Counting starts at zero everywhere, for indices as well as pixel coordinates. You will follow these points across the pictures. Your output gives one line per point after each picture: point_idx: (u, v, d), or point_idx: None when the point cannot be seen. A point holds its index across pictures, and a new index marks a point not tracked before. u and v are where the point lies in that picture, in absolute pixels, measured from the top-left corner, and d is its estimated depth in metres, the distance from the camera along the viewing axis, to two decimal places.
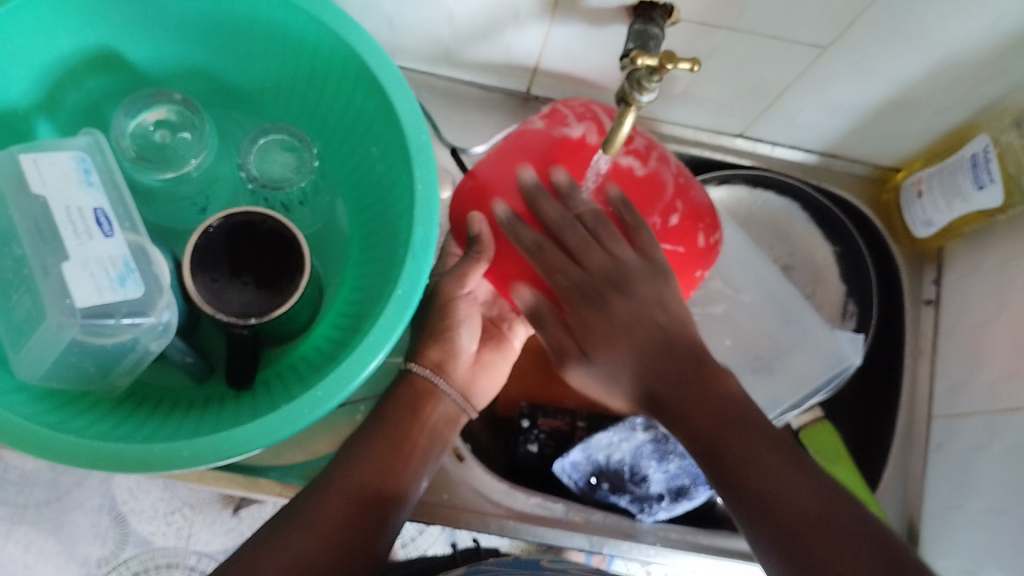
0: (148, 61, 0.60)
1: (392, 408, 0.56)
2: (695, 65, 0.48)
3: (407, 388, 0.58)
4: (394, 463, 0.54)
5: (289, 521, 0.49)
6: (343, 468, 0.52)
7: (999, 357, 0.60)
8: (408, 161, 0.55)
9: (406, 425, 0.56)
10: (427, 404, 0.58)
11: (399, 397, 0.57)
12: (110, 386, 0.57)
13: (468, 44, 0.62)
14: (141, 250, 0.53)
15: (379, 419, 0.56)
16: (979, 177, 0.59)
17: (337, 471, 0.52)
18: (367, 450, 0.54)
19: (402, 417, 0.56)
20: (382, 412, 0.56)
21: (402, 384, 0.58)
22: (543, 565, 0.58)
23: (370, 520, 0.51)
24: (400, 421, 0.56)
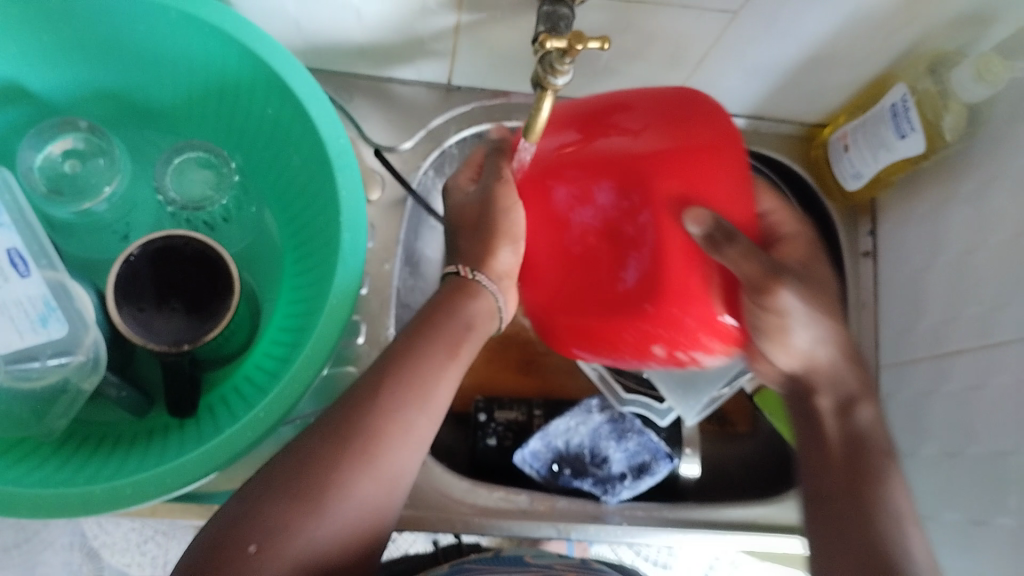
0: (51, 89, 0.58)
1: (430, 323, 0.51)
2: (605, 43, 0.47)
3: (444, 298, 0.52)
4: (431, 381, 0.50)
5: (313, 444, 0.46)
6: (377, 390, 0.48)
7: (939, 301, 0.61)
8: (330, 166, 0.54)
9: (450, 338, 0.51)
10: (463, 308, 0.52)
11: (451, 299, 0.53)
12: (48, 430, 0.54)
13: (382, 41, 0.61)
14: (62, 288, 0.52)
15: (418, 336, 0.51)
16: (900, 127, 0.59)
17: (371, 389, 0.48)
18: (409, 364, 0.49)
19: (451, 326, 0.51)
20: (438, 319, 0.51)
21: (460, 288, 0.53)
22: (527, 561, 0.58)
23: (393, 448, 0.47)
24: (444, 331, 0.51)
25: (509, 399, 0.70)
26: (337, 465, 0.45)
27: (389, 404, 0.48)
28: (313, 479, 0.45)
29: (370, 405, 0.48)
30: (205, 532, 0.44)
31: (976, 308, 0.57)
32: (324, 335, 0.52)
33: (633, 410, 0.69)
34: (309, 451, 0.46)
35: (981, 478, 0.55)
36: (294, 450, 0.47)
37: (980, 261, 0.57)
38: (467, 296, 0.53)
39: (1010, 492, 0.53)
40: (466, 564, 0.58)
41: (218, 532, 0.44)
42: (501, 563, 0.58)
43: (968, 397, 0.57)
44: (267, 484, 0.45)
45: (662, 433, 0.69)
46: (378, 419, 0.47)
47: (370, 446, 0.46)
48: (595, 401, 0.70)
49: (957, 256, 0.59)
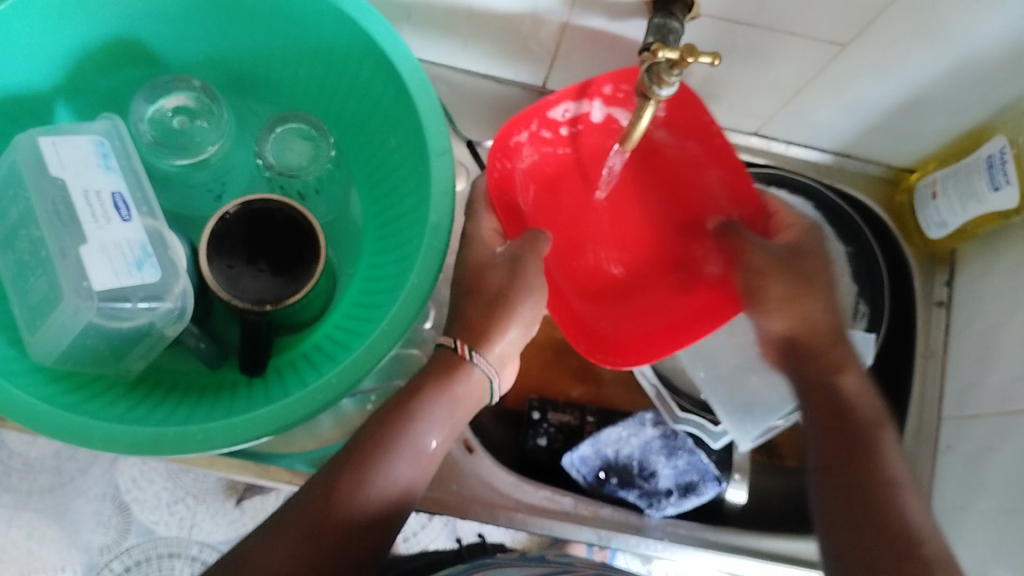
0: (167, 48, 0.61)
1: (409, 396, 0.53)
2: (715, 59, 0.48)
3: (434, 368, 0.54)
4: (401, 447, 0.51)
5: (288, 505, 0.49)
6: (348, 452, 0.51)
7: (1011, 359, 0.60)
8: (426, 150, 0.56)
9: (427, 406, 0.52)
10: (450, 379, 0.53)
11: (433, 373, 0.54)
12: (125, 369, 0.56)
13: (488, 37, 0.62)
14: (159, 236, 0.54)
15: (397, 401, 0.53)
16: (995, 179, 0.59)
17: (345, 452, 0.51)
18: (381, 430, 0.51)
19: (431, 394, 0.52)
20: (415, 389, 0.53)
21: (444, 363, 0.54)
22: (550, 560, 0.59)
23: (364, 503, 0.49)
24: (426, 400, 0.52)
25: (563, 402, 0.70)
26: (301, 519, 0.48)
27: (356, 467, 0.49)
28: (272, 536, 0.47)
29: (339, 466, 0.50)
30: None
31: None
32: (403, 313, 0.53)
33: (684, 428, 0.70)
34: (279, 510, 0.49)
35: None
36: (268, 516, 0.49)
37: None
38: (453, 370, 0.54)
39: None
40: (491, 559, 0.59)
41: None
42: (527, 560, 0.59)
43: None
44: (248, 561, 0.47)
45: (713, 455, 0.69)
46: (341, 481, 0.49)
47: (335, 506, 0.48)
48: (649, 415, 0.70)
49: None
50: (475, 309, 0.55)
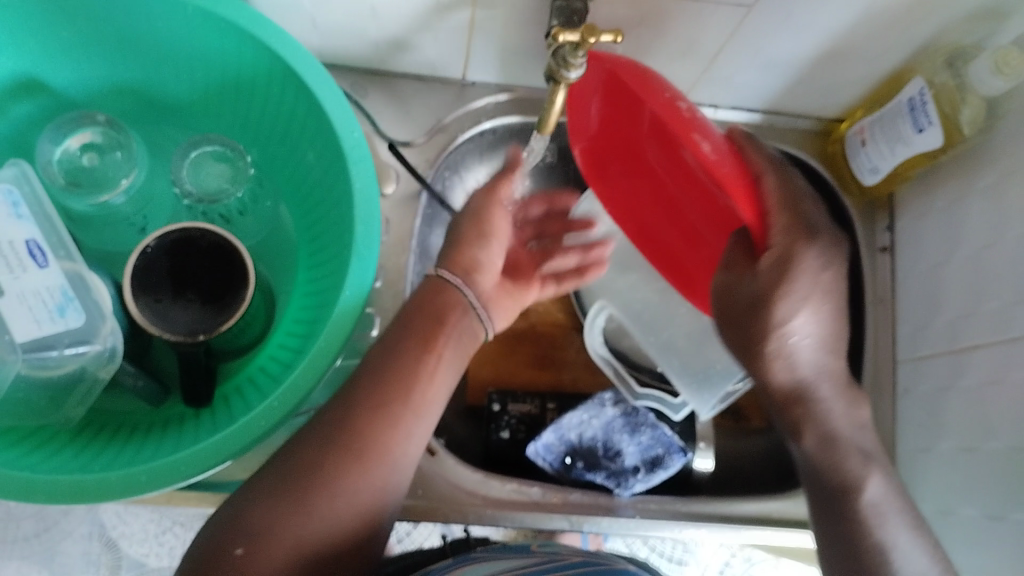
0: (69, 84, 0.59)
1: (410, 317, 0.54)
2: (617, 36, 0.47)
3: (427, 290, 0.55)
4: (417, 357, 0.52)
5: (303, 441, 0.49)
6: (356, 382, 0.51)
7: (956, 297, 0.61)
8: (344, 160, 0.55)
9: (428, 328, 0.54)
10: (445, 301, 0.55)
11: (423, 293, 0.55)
12: (65, 418, 0.55)
13: (397, 35, 0.61)
14: (80, 278, 0.52)
15: (400, 322, 0.54)
16: (918, 120, 0.58)
17: (356, 378, 0.52)
18: (386, 353, 0.52)
19: (423, 323, 0.53)
20: (414, 310, 0.54)
21: (434, 287, 0.56)
22: (533, 549, 0.59)
23: (386, 426, 0.49)
24: (426, 322, 0.54)
25: (522, 392, 0.70)
26: (313, 472, 0.47)
27: (371, 389, 0.50)
28: (313, 467, 0.48)
29: (358, 386, 0.51)
30: (200, 538, 0.46)
31: (995, 303, 0.56)
32: (339, 324, 0.52)
33: (646, 404, 0.70)
34: (294, 444, 0.49)
35: (994, 474, 0.55)
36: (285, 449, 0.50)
37: (998, 257, 0.56)
38: (442, 290, 0.55)
39: None
40: (476, 552, 0.58)
41: (209, 531, 0.46)
42: (510, 552, 0.58)
43: (985, 392, 0.56)
44: (264, 488, 0.47)
45: (677, 427, 0.70)
46: (359, 406, 0.50)
47: (362, 425, 0.49)
48: (608, 395, 0.70)
49: (975, 251, 0.59)
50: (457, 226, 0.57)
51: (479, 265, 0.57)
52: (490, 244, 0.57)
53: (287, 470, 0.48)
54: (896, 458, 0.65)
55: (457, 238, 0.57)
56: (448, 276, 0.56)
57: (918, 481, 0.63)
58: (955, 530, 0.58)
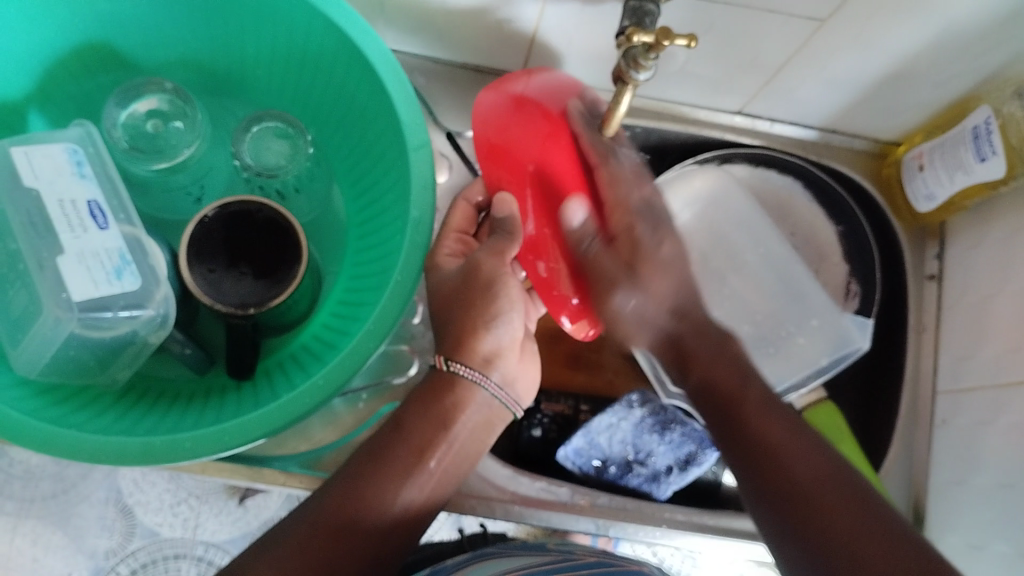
0: (139, 52, 0.60)
1: (414, 417, 0.53)
2: (692, 42, 0.47)
3: (436, 389, 0.53)
4: (402, 480, 0.51)
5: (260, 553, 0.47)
6: (335, 494, 0.50)
7: (1004, 330, 0.60)
8: (403, 146, 0.55)
9: (428, 435, 0.52)
10: (455, 407, 0.53)
11: (423, 400, 0.53)
12: (111, 380, 0.56)
13: (462, 25, 0.61)
14: (137, 242, 0.53)
15: (394, 433, 0.52)
16: (981, 150, 0.58)
17: (337, 489, 0.50)
18: (373, 471, 0.50)
19: (426, 426, 0.52)
20: (409, 422, 0.53)
21: (442, 385, 0.53)
22: (550, 547, 0.59)
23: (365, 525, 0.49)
24: (430, 423, 0.53)
25: (557, 392, 0.70)
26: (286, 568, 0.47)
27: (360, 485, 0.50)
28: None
29: (329, 507, 0.49)
30: None
31: None
32: (388, 308, 0.53)
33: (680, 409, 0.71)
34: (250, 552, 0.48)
35: None
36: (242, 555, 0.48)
37: None
38: (450, 394, 0.53)
39: None
40: (491, 549, 0.59)
41: None
42: (528, 548, 0.58)
43: None
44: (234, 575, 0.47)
45: None
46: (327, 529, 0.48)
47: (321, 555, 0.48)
48: (636, 396, 0.70)
49: None
50: (455, 314, 0.54)
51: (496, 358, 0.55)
52: (503, 323, 0.55)
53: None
54: (928, 489, 0.65)
55: (454, 327, 0.54)
56: (463, 370, 0.53)
57: (949, 514, 0.62)
58: (986, 565, 0.58)
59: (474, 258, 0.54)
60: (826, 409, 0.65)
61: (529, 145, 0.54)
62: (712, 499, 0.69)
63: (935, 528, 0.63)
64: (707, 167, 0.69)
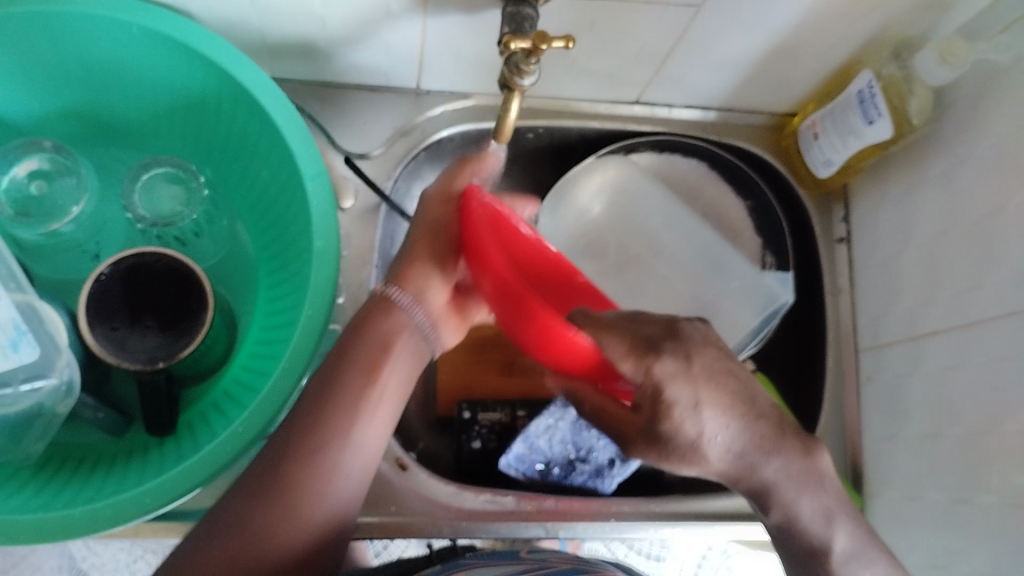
0: (14, 111, 0.57)
1: (353, 339, 0.50)
2: (569, 42, 0.47)
3: (374, 314, 0.52)
4: (348, 426, 0.47)
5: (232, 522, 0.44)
6: (297, 436, 0.46)
7: (912, 284, 0.62)
8: (299, 178, 0.54)
9: (372, 354, 0.50)
10: (388, 328, 0.51)
11: (363, 323, 0.51)
12: (26, 454, 0.54)
13: (347, 47, 0.60)
14: (31, 310, 0.51)
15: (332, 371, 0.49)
16: (868, 112, 0.59)
17: (298, 430, 0.46)
18: (327, 400, 0.48)
19: (367, 345, 0.50)
20: (350, 347, 0.50)
21: (381, 306, 0.52)
22: (522, 556, 0.58)
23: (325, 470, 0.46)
24: (373, 344, 0.50)
25: (492, 400, 0.70)
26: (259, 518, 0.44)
27: (317, 417, 0.47)
28: None
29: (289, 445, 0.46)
30: None
31: (950, 289, 0.57)
32: (303, 343, 0.52)
33: None
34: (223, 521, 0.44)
35: (958, 457, 0.56)
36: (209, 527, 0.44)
37: (952, 244, 0.57)
38: (386, 316, 0.52)
39: (987, 470, 0.53)
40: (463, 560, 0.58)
41: None
42: (499, 559, 0.58)
43: (945, 379, 0.57)
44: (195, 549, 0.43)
45: None
46: (297, 475, 0.45)
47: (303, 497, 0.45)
48: None
49: (929, 238, 0.60)
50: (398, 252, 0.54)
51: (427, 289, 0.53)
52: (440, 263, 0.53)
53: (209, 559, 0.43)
54: (862, 446, 0.66)
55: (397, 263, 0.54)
56: (397, 293, 0.53)
57: (884, 469, 0.64)
58: (924, 515, 0.59)
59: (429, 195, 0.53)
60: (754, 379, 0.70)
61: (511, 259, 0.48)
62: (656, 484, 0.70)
63: (873, 484, 0.65)
64: (615, 158, 0.70)
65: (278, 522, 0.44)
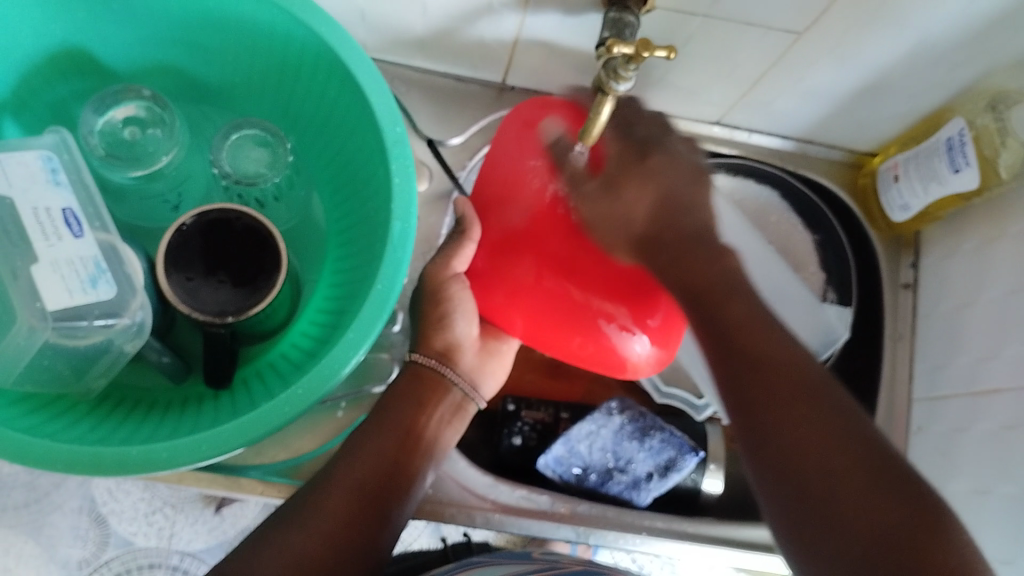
0: (117, 58, 0.59)
1: (395, 398, 0.55)
2: (671, 53, 0.47)
3: (412, 379, 0.56)
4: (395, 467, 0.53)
5: (294, 517, 0.48)
6: (347, 453, 0.52)
7: (978, 338, 0.61)
8: (385, 154, 0.55)
9: (412, 412, 0.55)
10: (432, 396, 0.57)
11: (410, 383, 0.56)
12: (86, 389, 0.55)
13: (443, 33, 0.61)
14: (113, 250, 0.53)
15: (373, 426, 0.54)
16: (955, 161, 0.59)
17: (343, 455, 0.52)
18: (379, 437, 0.53)
19: (408, 406, 0.55)
20: (391, 401, 0.55)
21: (412, 375, 0.56)
22: (534, 556, 0.60)
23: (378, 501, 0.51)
24: (409, 409, 0.55)
25: (537, 400, 0.70)
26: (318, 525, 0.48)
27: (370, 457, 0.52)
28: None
29: (350, 467, 0.51)
30: None
31: (1017, 348, 0.56)
32: (368, 318, 0.52)
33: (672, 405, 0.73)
34: (252, 544, 0.47)
35: (1007, 518, 0.55)
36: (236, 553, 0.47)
37: None
38: (426, 383, 0.56)
39: None
40: (478, 557, 0.60)
41: None
42: (516, 556, 0.60)
43: (1003, 437, 0.56)
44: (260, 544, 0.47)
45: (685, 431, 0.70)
46: (352, 477, 0.51)
47: (339, 515, 0.49)
48: (615, 404, 0.69)
49: (1001, 294, 0.59)
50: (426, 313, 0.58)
51: (455, 343, 0.58)
52: (456, 319, 0.58)
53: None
54: None
55: (423, 324, 0.58)
56: (423, 360, 0.57)
57: None
58: None
59: (428, 268, 0.58)
60: None
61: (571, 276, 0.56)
62: (678, 505, 0.70)
63: None
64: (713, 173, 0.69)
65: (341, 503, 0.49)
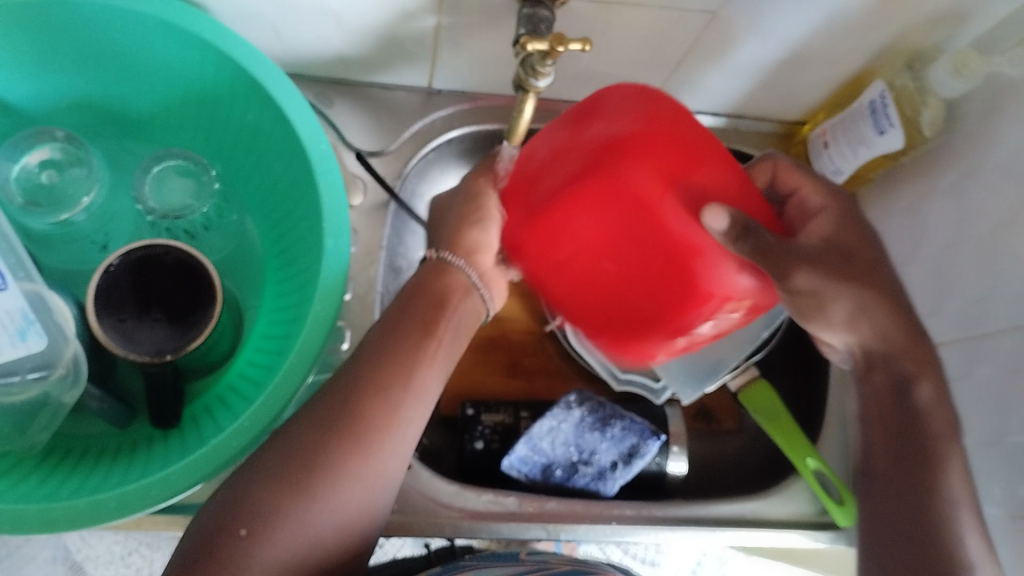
0: (27, 101, 0.57)
1: (412, 297, 0.54)
2: (586, 45, 0.47)
3: (435, 276, 0.55)
4: (405, 377, 0.51)
5: (297, 440, 0.48)
6: (355, 373, 0.51)
7: (920, 295, 0.62)
8: (311, 172, 0.54)
9: (429, 313, 0.54)
10: (450, 295, 0.55)
11: (425, 279, 0.55)
12: (31, 444, 0.54)
13: (362, 45, 0.60)
14: (40, 300, 0.51)
15: (384, 330, 0.53)
16: (878, 123, 0.59)
17: (353, 368, 0.51)
18: (390, 342, 0.52)
19: (422, 302, 0.54)
20: (407, 300, 0.54)
21: (434, 270, 0.56)
22: (522, 557, 0.59)
23: (386, 413, 0.50)
24: (432, 309, 0.54)
25: (495, 401, 0.70)
26: (327, 452, 0.48)
27: (378, 371, 0.51)
28: (266, 518, 0.45)
29: (355, 380, 0.50)
30: (196, 526, 0.46)
31: (959, 301, 0.58)
32: (310, 340, 0.51)
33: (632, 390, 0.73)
34: (254, 474, 0.47)
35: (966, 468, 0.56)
36: (244, 476, 0.47)
37: (962, 255, 0.58)
38: (442, 279, 0.55)
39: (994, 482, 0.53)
40: (462, 560, 0.58)
41: (205, 527, 0.45)
42: (498, 559, 0.59)
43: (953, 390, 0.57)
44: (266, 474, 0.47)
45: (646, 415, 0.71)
46: (360, 403, 0.50)
47: (345, 444, 0.48)
48: (574, 397, 0.69)
49: (940, 249, 0.60)
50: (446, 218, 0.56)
51: (483, 243, 0.56)
52: (489, 224, 0.55)
53: (224, 546, 0.44)
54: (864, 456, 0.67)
55: (451, 221, 0.56)
56: (451, 258, 0.56)
57: None
58: None
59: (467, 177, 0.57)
60: (761, 385, 0.70)
61: (607, 255, 0.48)
62: (646, 490, 0.69)
63: None
64: None
65: (344, 425, 0.49)
